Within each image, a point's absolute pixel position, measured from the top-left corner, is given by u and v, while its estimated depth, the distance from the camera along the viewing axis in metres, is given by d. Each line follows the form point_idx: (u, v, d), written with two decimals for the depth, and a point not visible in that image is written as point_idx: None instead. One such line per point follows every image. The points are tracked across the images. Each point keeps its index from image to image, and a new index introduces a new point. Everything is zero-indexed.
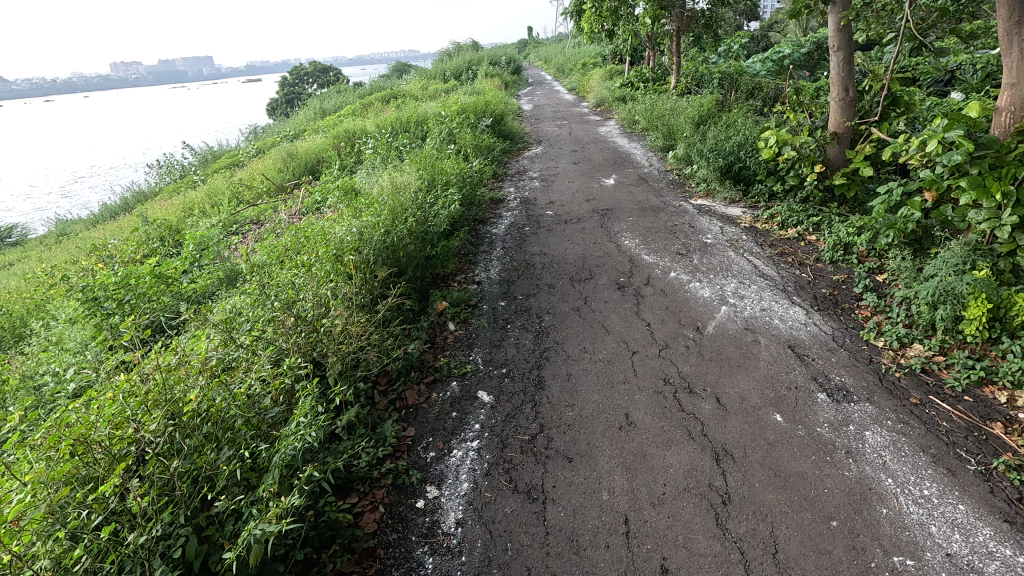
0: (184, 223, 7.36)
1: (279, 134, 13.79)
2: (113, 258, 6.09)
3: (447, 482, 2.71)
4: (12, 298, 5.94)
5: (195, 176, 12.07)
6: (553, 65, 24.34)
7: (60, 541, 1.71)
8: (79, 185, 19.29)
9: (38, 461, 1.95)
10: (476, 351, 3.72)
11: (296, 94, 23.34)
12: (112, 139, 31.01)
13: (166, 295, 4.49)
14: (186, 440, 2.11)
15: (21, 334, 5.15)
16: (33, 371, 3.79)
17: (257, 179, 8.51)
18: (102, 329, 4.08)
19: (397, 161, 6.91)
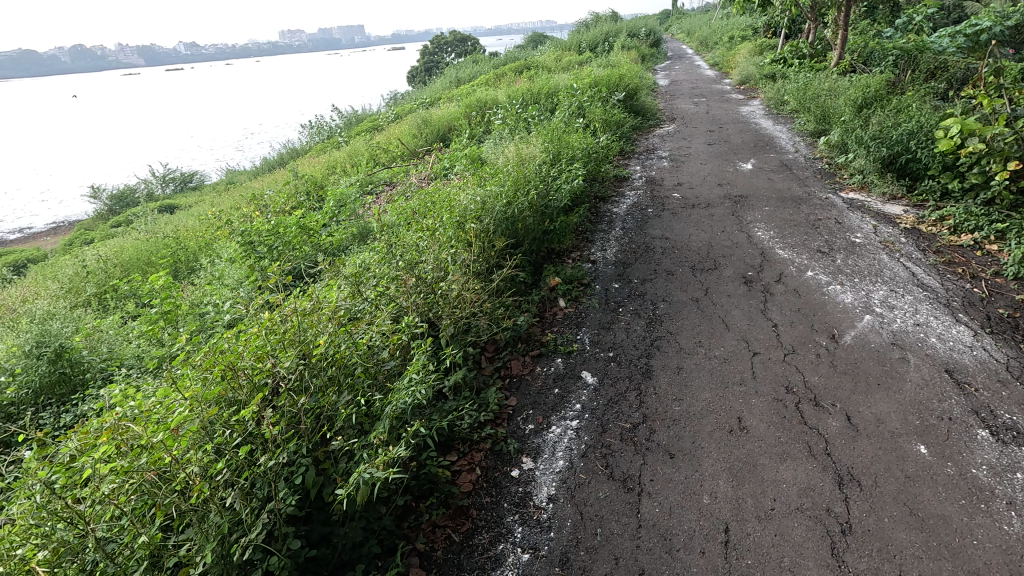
0: (328, 180, 8.03)
1: (416, 101, 14.44)
2: (268, 208, 6.81)
3: (543, 456, 2.73)
4: (189, 235, 6.90)
5: (340, 137, 13.07)
6: (696, 37, 22.80)
7: (207, 452, 1.98)
8: (247, 141, 21.81)
9: (198, 380, 2.28)
10: (585, 330, 3.68)
11: (435, 63, 24.20)
12: (276, 101, 34.59)
13: (308, 246, 4.95)
14: (313, 379, 2.31)
15: (194, 267, 6.00)
16: (201, 301, 4.40)
17: (393, 144, 9.01)
18: (254, 270, 4.61)
19: (524, 133, 6.93)
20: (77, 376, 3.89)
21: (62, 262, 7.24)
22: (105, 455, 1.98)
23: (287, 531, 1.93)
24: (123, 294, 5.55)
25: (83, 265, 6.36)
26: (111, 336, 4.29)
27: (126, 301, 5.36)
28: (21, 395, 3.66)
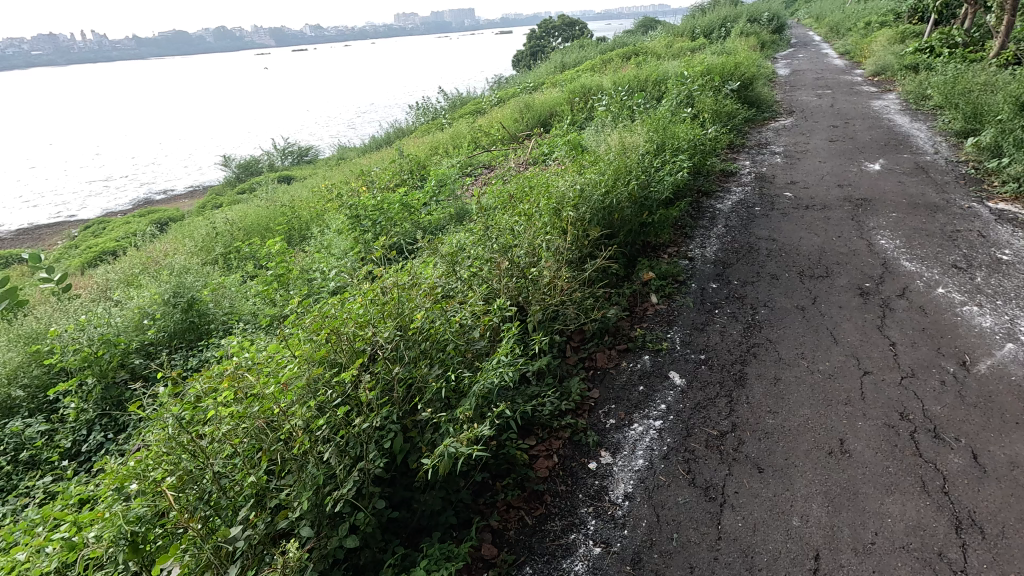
0: (430, 160, 8.29)
1: (520, 85, 14.50)
2: (374, 184, 7.17)
3: (622, 453, 2.68)
4: (303, 205, 7.45)
5: (444, 118, 13.42)
6: (826, 22, 20.89)
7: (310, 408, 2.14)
8: (359, 120, 23.03)
9: (306, 342, 2.47)
10: (676, 330, 3.54)
11: (541, 47, 24.07)
12: (387, 82, 36.16)
13: (408, 222, 5.16)
14: (407, 351, 2.41)
15: (306, 235, 6.47)
16: (310, 268, 4.75)
17: (494, 127, 9.12)
18: (359, 243, 4.89)
19: (627, 121, 6.74)
20: (203, 325, 4.35)
21: (197, 223, 8.09)
22: (225, 400, 2.23)
23: (375, 491, 2.04)
24: (245, 255, 6.12)
25: (213, 227, 7.07)
26: (233, 293, 4.75)
27: (247, 262, 5.91)
28: (159, 337, 4.16)
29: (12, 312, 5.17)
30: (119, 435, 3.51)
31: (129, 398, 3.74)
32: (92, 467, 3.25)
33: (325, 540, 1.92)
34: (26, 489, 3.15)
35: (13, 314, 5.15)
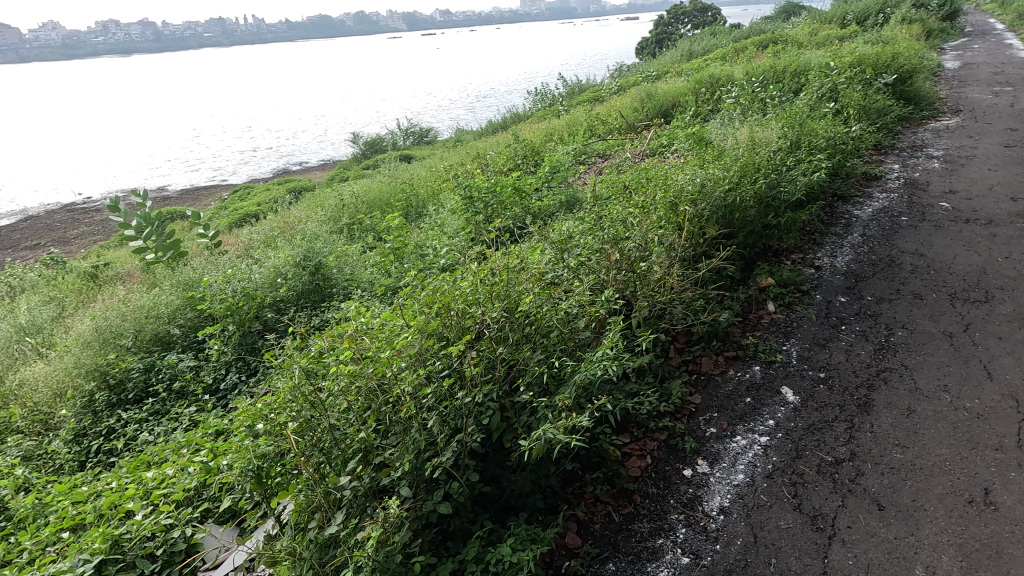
0: (545, 146, 8.29)
1: (642, 73, 14.02)
2: (488, 167, 7.32)
3: (721, 465, 2.55)
4: (421, 184, 7.79)
5: (561, 105, 13.34)
6: (1014, 8, 17.89)
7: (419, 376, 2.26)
8: (478, 104, 23.61)
9: (420, 315, 2.60)
10: (794, 343, 3.28)
11: (668, 34, 22.98)
12: (507, 68, 36.59)
13: (519, 206, 5.22)
14: (512, 333, 2.45)
15: (421, 212, 6.77)
16: (424, 244, 4.97)
17: (612, 116, 8.92)
18: (470, 224, 5.04)
19: (758, 115, 6.27)
20: (326, 288, 4.74)
21: (326, 194, 8.78)
22: (344, 359, 2.42)
23: (470, 464, 2.11)
24: (366, 227, 6.54)
25: (341, 199, 7.63)
26: (354, 261, 5.11)
27: (367, 234, 6.31)
28: (288, 296, 4.59)
29: (174, 260, 5.95)
30: (250, 378, 3.94)
31: (261, 347, 4.18)
32: (227, 403, 3.69)
33: (421, 502, 2.02)
34: (176, 414, 3.65)
35: (175, 262, 5.93)
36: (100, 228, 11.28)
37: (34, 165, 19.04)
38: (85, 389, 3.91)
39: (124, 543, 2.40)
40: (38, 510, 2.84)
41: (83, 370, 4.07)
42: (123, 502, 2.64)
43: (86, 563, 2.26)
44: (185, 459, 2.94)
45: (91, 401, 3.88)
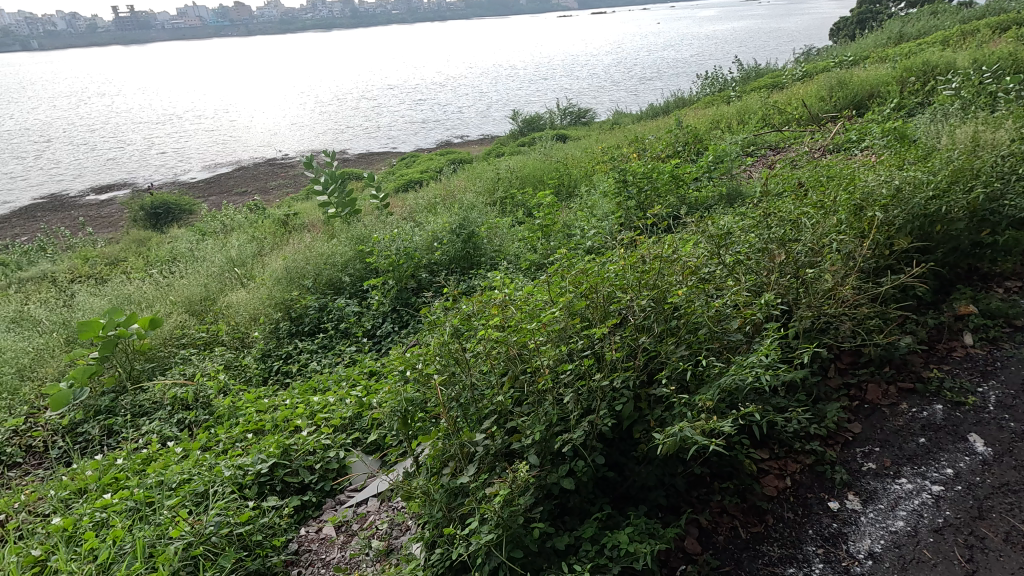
0: (710, 133, 7.79)
1: (836, 58, 12.42)
2: (646, 152, 7.08)
3: (876, 505, 2.27)
4: (575, 164, 7.80)
5: (732, 91, 12.37)
6: None
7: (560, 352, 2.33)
8: (641, 86, 22.83)
9: (567, 291, 2.67)
10: (993, 386, 2.75)
11: (871, 12, 19.78)
12: (677, 49, 34.75)
13: (676, 194, 4.98)
14: (657, 324, 2.39)
15: (572, 193, 6.78)
16: (572, 224, 5.06)
17: (793, 105, 8.07)
18: (621, 209, 4.97)
19: (985, 111, 5.25)
20: (475, 256, 4.99)
21: (484, 167, 9.16)
22: (492, 325, 2.59)
23: (597, 446, 2.12)
24: (517, 202, 6.72)
25: (497, 173, 7.92)
26: (503, 233, 5.31)
27: (518, 209, 6.49)
28: (442, 259, 4.92)
29: (349, 216, 6.67)
30: (402, 330, 4.32)
31: (414, 303, 4.56)
32: (381, 349, 4.12)
33: (545, 473, 2.08)
34: (339, 351, 4.14)
35: (350, 217, 6.64)
36: (293, 182, 13.01)
37: (251, 125, 22.44)
38: (274, 318, 4.61)
39: (292, 452, 2.86)
40: (232, 411, 3.44)
41: (273, 302, 4.79)
42: (293, 418, 3.13)
43: (264, 463, 2.73)
44: (344, 391, 3.36)
45: (276, 329, 4.56)
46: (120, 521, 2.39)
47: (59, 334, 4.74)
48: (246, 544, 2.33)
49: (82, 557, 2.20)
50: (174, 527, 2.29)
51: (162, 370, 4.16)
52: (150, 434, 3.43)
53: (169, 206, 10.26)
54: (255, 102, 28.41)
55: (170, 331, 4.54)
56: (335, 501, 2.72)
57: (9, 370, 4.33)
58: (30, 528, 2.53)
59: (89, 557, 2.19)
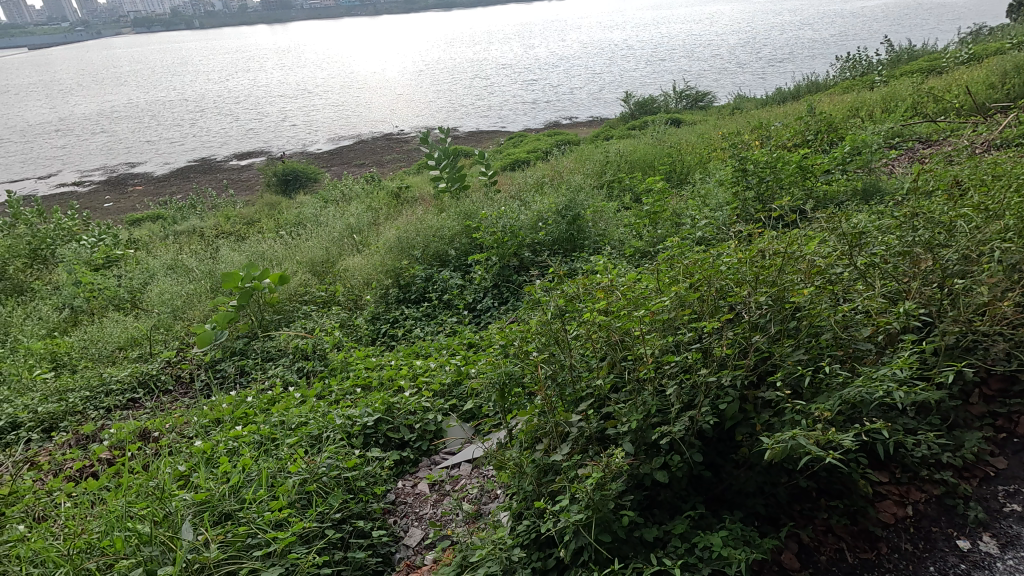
0: (847, 121, 7.05)
1: (1015, 38, 10.66)
2: (770, 140, 6.58)
3: (1018, 553, 1.99)
4: (690, 149, 7.43)
5: (878, 75, 11.07)
6: None
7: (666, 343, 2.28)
8: (769, 69, 21.14)
9: (679, 282, 2.63)
10: None
11: None
12: (814, 28, 31.69)
13: (803, 185, 4.58)
14: (774, 323, 2.24)
15: (685, 180, 6.49)
16: (682, 212, 4.88)
17: (953, 92, 7.08)
18: (737, 199, 4.68)
19: None
20: (579, 239, 4.95)
21: (594, 149, 9.00)
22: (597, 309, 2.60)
23: (695, 443, 2.05)
24: (625, 186, 6.55)
25: (607, 155, 7.75)
26: (609, 217, 5.22)
27: (626, 194, 6.33)
28: (545, 239, 4.94)
29: (459, 191, 6.86)
30: (501, 306, 4.42)
31: (515, 280, 4.62)
32: (481, 322, 4.25)
33: (639, 463, 2.06)
34: (441, 321, 4.33)
35: (459, 193, 6.85)
36: (406, 157, 13.63)
37: (372, 100, 23.71)
38: (384, 284, 4.91)
39: (395, 409, 3.05)
40: (344, 366, 3.74)
41: (385, 269, 5.10)
42: (397, 379, 3.34)
43: (370, 416, 2.95)
44: (444, 358, 3.52)
45: (386, 294, 4.85)
46: (249, 451, 2.70)
47: (205, 282, 5.38)
48: (351, 487, 2.53)
49: (218, 477, 2.51)
50: (293, 462, 2.55)
51: (287, 322, 4.59)
52: (275, 378, 3.82)
53: (297, 173, 11.15)
54: (378, 79, 29.95)
55: (295, 288, 4.99)
56: (430, 461, 2.89)
57: (166, 309, 4.99)
58: (178, 446, 2.93)
59: (223, 478, 2.50)
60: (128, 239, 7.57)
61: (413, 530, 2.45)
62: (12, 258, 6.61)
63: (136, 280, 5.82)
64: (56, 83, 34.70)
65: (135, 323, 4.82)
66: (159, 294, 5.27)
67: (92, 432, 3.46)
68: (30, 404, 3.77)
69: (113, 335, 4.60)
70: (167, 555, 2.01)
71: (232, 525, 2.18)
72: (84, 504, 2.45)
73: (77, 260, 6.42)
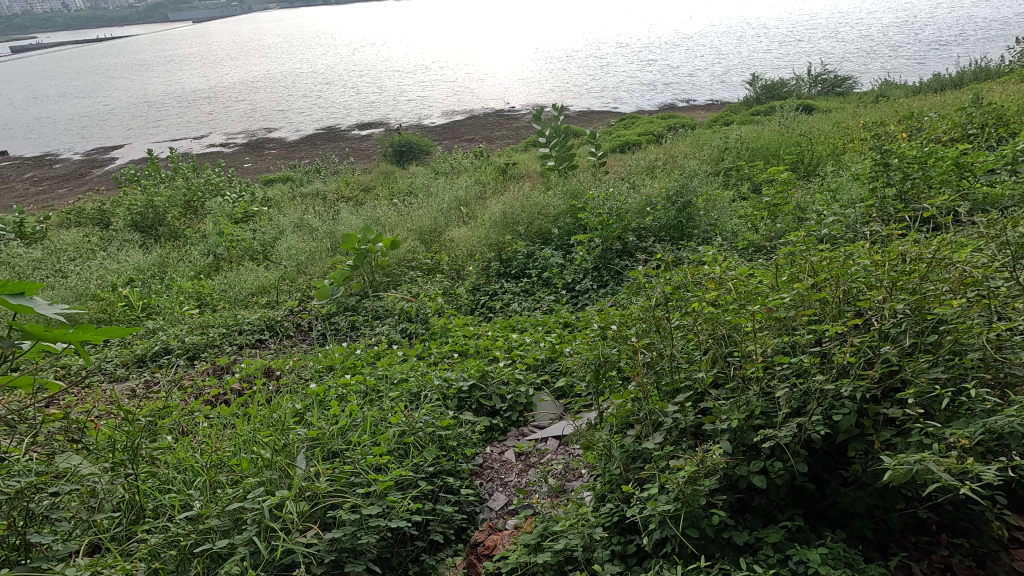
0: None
1: None
2: (921, 133, 5.85)
3: None
4: (822, 139, 6.81)
5: None
6: None
7: (779, 343, 2.16)
8: (929, 52, 18.64)
9: (801, 281, 2.46)
10: None
11: None
12: (991, 6, 27.39)
13: (959, 184, 4.03)
14: (909, 335, 2.03)
15: (813, 173, 5.96)
16: (807, 207, 4.53)
17: None
18: (875, 196, 4.23)
19: None
20: (688, 228, 4.75)
21: (711, 134, 8.51)
22: (705, 300, 2.51)
23: (802, 453, 1.93)
24: (743, 175, 6.15)
25: (727, 141, 7.29)
26: (723, 207, 4.97)
27: (743, 183, 5.94)
28: (652, 225, 4.80)
29: (566, 170, 6.82)
30: (600, 289, 4.36)
31: (617, 264, 4.54)
32: (578, 303, 4.24)
33: (735, 464, 1.98)
34: (539, 298, 4.37)
35: (567, 171, 6.82)
36: (514, 133, 13.74)
37: (487, 77, 24.03)
38: (487, 257, 5.04)
39: (489, 377, 3.16)
40: (444, 331, 3.91)
41: (488, 242, 5.23)
42: (493, 349, 3.45)
43: (465, 381, 3.08)
44: (539, 334, 3.57)
45: (488, 267, 4.98)
46: (356, 399, 2.94)
47: (326, 242, 5.83)
48: (444, 445, 2.67)
49: (329, 419, 2.75)
50: (394, 415, 2.74)
51: (395, 285, 4.87)
52: (381, 335, 4.08)
53: (411, 145, 11.64)
54: (494, 55, 30.29)
55: (404, 253, 5.27)
56: (519, 432, 2.97)
57: (292, 263, 5.48)
58: (295, 386, 3.25)
59: (333, 420, 2.74)
60: (263, 197, 8.36)
61: (497, 494, 2.56)
62: (171, 207, 7.55)
63: (269, 234, 6.43)
64: (212, 55, 38.58)
65: (265, 273, 5.35)
66: (286, 248, 5.80)
67: (226, 364, 3.92)
68: (180, 335, 4.35)
69: (247, 282, 5.15)
70: (283, 479, 2.23)
71: (339, 462, 2.39)
72: (219, 425, 2.80)
73: (222, 213, 7.20)
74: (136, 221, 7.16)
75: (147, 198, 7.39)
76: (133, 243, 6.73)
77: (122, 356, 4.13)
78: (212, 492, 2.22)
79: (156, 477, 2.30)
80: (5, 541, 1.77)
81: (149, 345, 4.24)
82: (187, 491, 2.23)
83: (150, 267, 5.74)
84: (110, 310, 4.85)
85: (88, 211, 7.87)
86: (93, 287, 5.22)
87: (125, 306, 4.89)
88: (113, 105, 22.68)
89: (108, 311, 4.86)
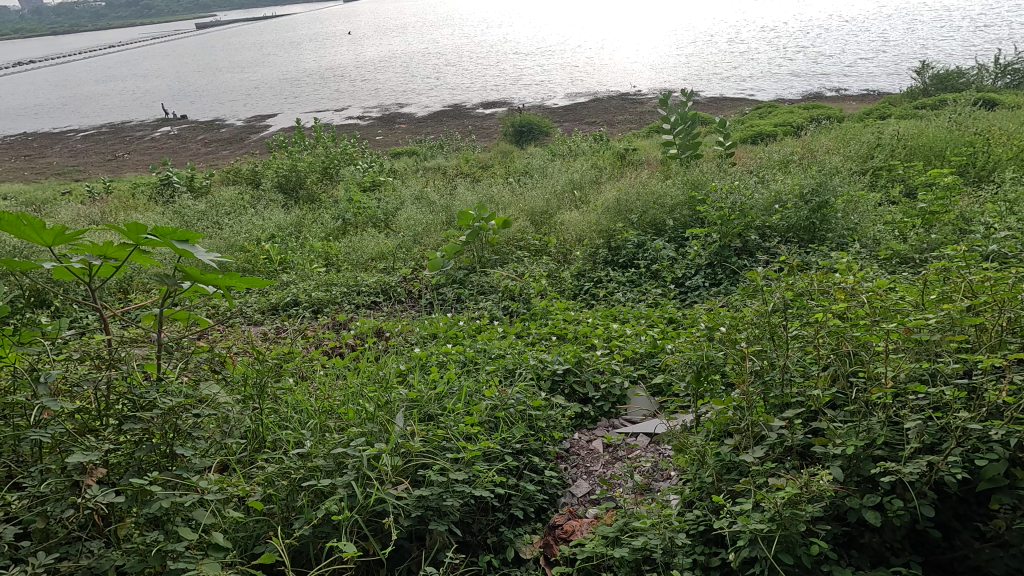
0: None
1: None
2: None
3: None
4: (1005, 139, 5.84)
5: None
6: None
7: (915, 371, 1.95)
8: None
9: (954, 301, 2.16)
10: None
11: None
12: None
13: None
14: None
15: (986, 179, 5.16)
16: (973, 218, 3.98)
17: None
18: None
19: None
20: (821, 230, 4.35)
21: (862, 128, 7.64)
22: (833, 311, 2.30)
23: (929, 495, 1.72)
24: (895, 176, 5.49)
25: (880, 136, 6.50)
26: (865, 212, 4.52)
27: (894, 186, 5.30)
28: (779, 224, 4.46)
29: (689, 160, 6.48)
30: (712, 287, 4.14)
31: (734, 262, 4.29)
32: (687, 300, 4.06)
33: (846, 494, 1.81)
34: (645, 290, 4.23)
35: (689, 161, 6.49)
36: (638, 119, 13.26)
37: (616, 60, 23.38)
38: (596, 244, 4.98)
39: (585, 365, 3.15)
40: (543, 311, 3.95)
41: (599, 229, 5.16)
42: (591, 336, 3.43)
43: (561, 364, 3.09)
44: (641, 327, 3.49)
45: (595, 253, 4.92)
46: (455, 368, 3.09)
47: (442, 215, 6.09)
48: (533, 425, 2.71)
49: (430, 383, 2.91)
50: (488, 388, 2.83)
51: (502, 263, 4.97)
52: (484, 310, 4.21)
53: (532, 125, 11.70)
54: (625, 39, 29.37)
55: (514, 233, 5.35)
56: (609, 423, 2.93)
57: (410, 233, 5.80)
58: (402, 348, 3.46)
59: (432, 384, 2.90)
60: (390, 168, 8.90)
61: (581, 481, 2.56)
62: (311, 172, 8.30)
63: (393, 203, 6.84)
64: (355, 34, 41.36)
65: (385, 240, 5.71)
66: (405, 218, 6.13)
67: (344, 321, 4.28)
68: (308, 290, 4.80)
69: (369, 248, 5.53)
70: (382, 433, 2.40)
71: (435, 425, 2.53)
72: (333, 374, 3.08)
73: (353, 180, 7.78)
74: (282, 183, 7.97)
75: (292, 163, 8.17)
76: (277, 203, 7.48)
77: (260, 303, 4.65)
78: (322, 435, 2.46)
79: (277, 413, 2.61)
80: (158, 449, 2.04)
81: (282, 295, 4.74)
82: (302, 431, 2.51)
83: (289, 225, 6.36)
84: (254, 262, 5.48)
85: (243, 172, 8.89)
86: (241, 239, 5.90)
87: (265, 259, 5.49)
88: (270, 78, 25.18)
89: (252, 262, 5.50)
